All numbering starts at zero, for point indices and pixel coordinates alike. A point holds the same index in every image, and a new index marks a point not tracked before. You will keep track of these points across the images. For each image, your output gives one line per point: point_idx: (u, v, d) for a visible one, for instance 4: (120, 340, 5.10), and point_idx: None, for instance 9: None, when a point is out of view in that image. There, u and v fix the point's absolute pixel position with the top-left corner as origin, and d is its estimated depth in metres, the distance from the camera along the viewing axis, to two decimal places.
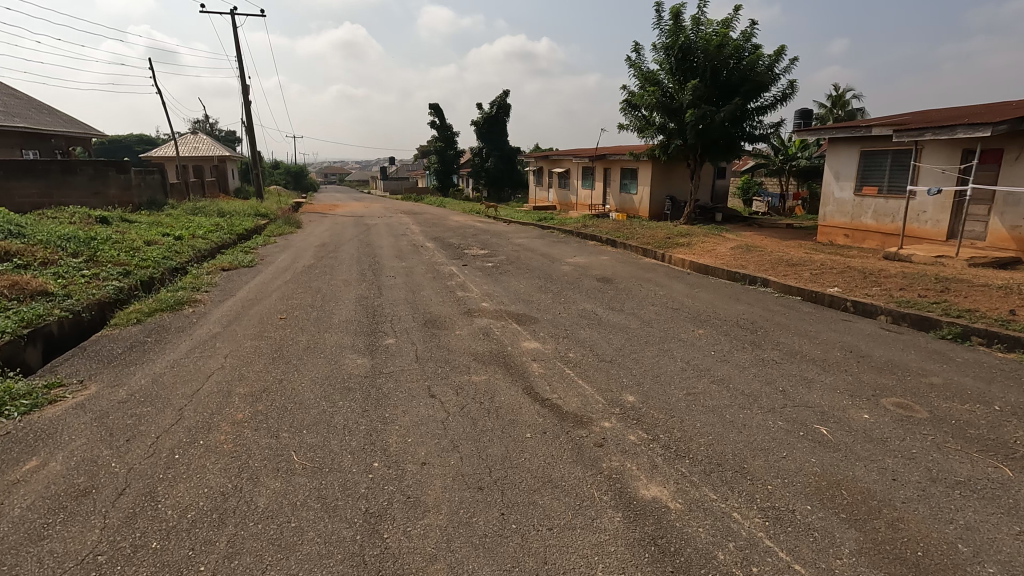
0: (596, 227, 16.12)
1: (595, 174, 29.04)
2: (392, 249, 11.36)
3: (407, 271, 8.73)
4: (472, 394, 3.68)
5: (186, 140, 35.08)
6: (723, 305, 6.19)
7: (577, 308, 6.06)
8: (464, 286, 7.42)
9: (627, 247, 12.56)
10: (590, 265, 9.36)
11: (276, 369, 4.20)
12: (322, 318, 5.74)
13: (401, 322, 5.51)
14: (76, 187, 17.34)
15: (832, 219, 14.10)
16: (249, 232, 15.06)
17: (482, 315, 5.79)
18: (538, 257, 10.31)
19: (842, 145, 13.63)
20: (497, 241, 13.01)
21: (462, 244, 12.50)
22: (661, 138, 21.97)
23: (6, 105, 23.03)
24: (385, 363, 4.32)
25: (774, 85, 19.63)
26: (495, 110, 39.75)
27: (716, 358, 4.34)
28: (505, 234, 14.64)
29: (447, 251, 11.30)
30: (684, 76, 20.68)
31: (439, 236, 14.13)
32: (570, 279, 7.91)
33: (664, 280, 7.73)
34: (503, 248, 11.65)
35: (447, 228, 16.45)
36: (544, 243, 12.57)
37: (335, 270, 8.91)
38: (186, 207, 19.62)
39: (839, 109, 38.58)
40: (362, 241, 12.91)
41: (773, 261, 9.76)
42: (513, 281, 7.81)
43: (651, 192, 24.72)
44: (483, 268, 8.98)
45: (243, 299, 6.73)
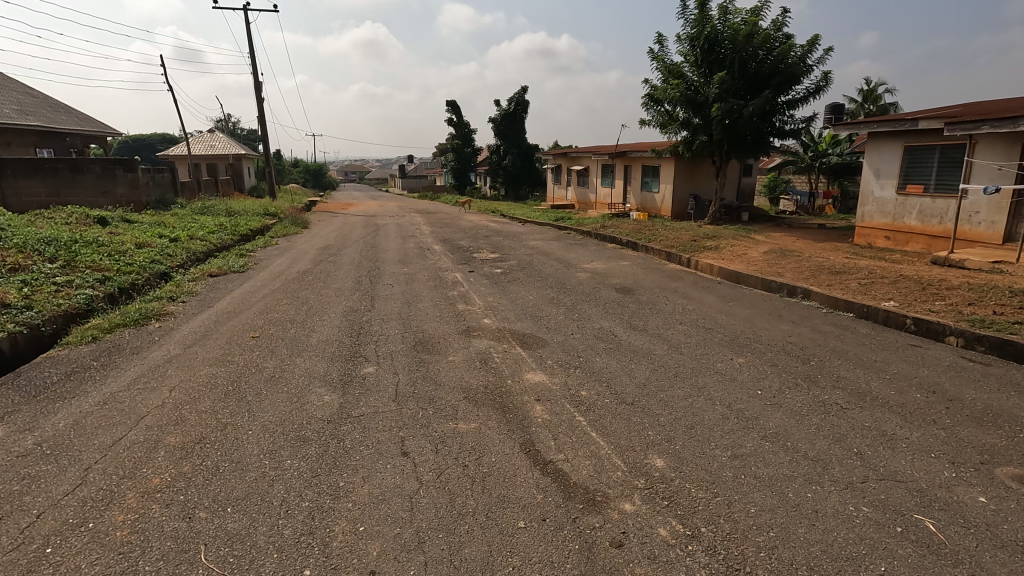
0: (617, 228, 15.23)
1: (615, 172, 28.05)
2: (397, 252, 10.66)
3: (408, 278, 8.02)
4: (454, 451, 2.90)
5: (203, 139, 35.03)
6: (763, 324, 5.32)
7: (592, 327, 5.25)
8: (466, 297, 6.67)
9: (649, 250, 11.67)
10: (608, 271, 8.53)
11: (224, 410, 3.46)
12: (299, 338, 5.01)
13: (388, 344, 4.76)
14: (83, 187, 17.02)
15: (871, 220, 12.95)
16: (252, 232, 14.51)
17: (483, 335, 5.02)
18: (551, 261, 9.52)
19: (885, 139, 12.45)
20: (509, 243, 12.22)
21: (472, 246, 11.78)
22: (684, 134, 20.93)
23: (21, 104, 22.95)
24: (357, 402, 3.56)
25: (807, 77, 18.43)
26: (512, 106, 39.02)
27: (764, 400, 3.49)
28: (518, 236, 13.84)
29: (455, 254, 10.56)
30: (710, 68, 19.62)
31: (449, 237, 13.41)
32: (586, 289, 7.09)
33: (692, 292, 6.87)
34: (515, 252, 10.87)
35: (459, 228, 15.72)
36: (560, 245, 11.75)
37: (330, 275, 8.25)
38: (196, 206, 19.24)
39: (871, 103, 36.90)
40: (367, 243, 12.25)
41: (812, 268, 8.78)
42: (522, 291, 7.04)
43: (674, 190, 23.68)
44: (491, 275, 8.23)
45: (220, 311, 6.07)
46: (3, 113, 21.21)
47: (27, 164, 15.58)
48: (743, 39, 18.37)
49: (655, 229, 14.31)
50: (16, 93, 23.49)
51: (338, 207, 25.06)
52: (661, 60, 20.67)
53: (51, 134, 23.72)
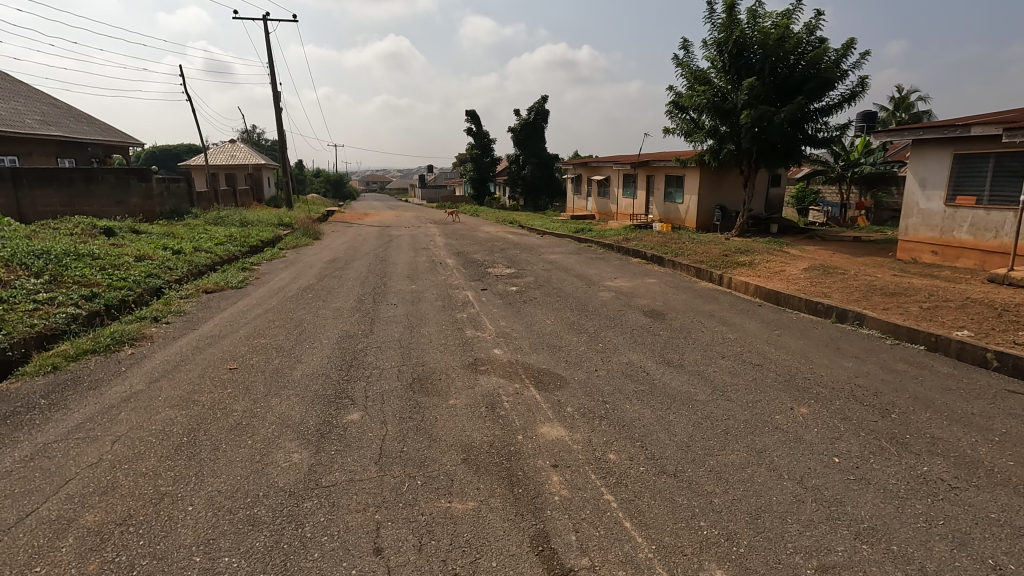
0: (641, 241, 14.47)
1: (637, 182, 27.27)
2: (407, 266, 10.06)
3: (415, 296, 7.39)
4: (444, 549, 2.19)
5: (224, 149, 35.20)
6: (819, 360, 4.54)
7: (617, 360, 4.54)
8: (477, 320, 6.01)
9: (676, 265, 10.88)
10: (633, 290, 7.80)
11: (167, 472, 2.82)
12: (282, 371, 4.38)
13: (381, 381, 4.09)
14: (97, 197, 16.87)
15: (915, 233, 11.82)
16: (261, 244, 14.08)
17: (492, 370, 4.33)
18: (571, 278, 8.82)
19: (931, 146, 11.34)
20: (526, 257, 11.54)
21: (487, 260, 11.14)
22: (711, 142, 20.09)
23: (44, 114, 23.13)
24: (332, 464, 2.88)
25: (842, 82, 17.48)
26: (532, 115, 38.59)
27: (845, 474, 2.71)
28: (536, 248, 13.16)
29: (468, 269, 9.92)
30: (738, 74, 18.80)
31: (463, 250, 12.79)
32: (610, 311, 6.37)
33: (730, 317, 6.11)
34: (532, 266, 10.20)
35: (474, 240, 15.09)
36: (580, 260, 11.05)
37: (333, 292, 7.68)
38: (209, 216, 18.99)
39: (902, 112, 35.55)
40: (377, 256, 11.68)
41: (861, 288, 7.90)
42: (538, 312, 6.35)
43: (699, 201, 22.80)
44: (505, 294, 7.57)
45: (204, 334, 5.50)
46: (25, 123, 21.34)
47: (42, 174, 15.46)
48: (774, 43, 17.53)
49: (681, 242, 13.50)
50: (40, 104, 23.70)
51: (353, 218, 24.71)
52: (686, 65, 19.95)
53: (73, 145, 23.85)
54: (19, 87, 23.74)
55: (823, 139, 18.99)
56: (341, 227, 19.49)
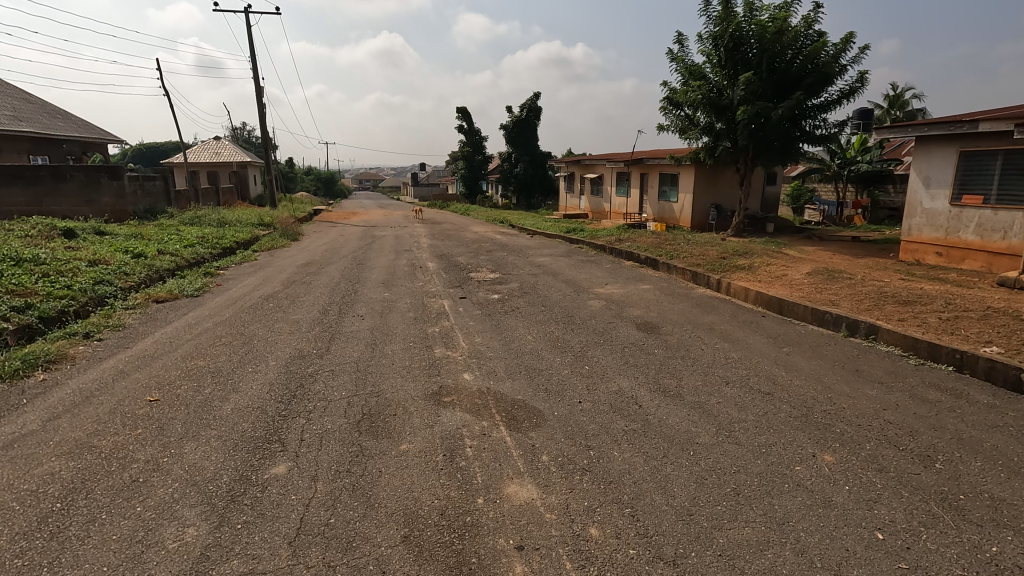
0: (635, 241, 13.89)
1: (631, 180, 26.69)
2: (384, 270, 9.42)
3: (387, 305, 6.75)
4: None
5: (208, 147, 34.36)
6: (837, 387, 3.93)
7: (605, 388, 3.90)
8: (450, 335, 5.36)
9: (671, 268, 10.28)
10: (626, 297, 7.20)
11: (15, 559, 2.17)
12: (210, 404, 3.71)
13: (325, 418, 3.44)
14: (66, 195, 16.12)
15: (918, 233, 11.20)
16: (235, 245, 13.38)
17: (460, 401, 3.69)
18: (559, 283, 8.21)
19: (935, 142, 10.69)
20: (513, 260, 10.90)
21: (473, 262, 10.54)
22: (706, 139, 19.51)
23: (16, 109, 22.28)
24: (233, 547, 2.23)
25: (841, 78, 16.91)
26: (525, 113, 37.97)
27: (894, 562, 2.09)
28: (524, 250, 12.52)
29: (449, 273, 9.29)
30: (735, 68, 18.21)
31: (448, 252, 12.14)
32: (599, 324, 5.75)
33: (731, 330, 5.51)
34: (519, 270, 9.59)
35: (461, 241, 14.45)
36: (570, 262, 10.47)
37: (300, 301, 7.04)
38: (186, 216, 18.23)
39: (897, 109, 35.13)
40: (355, 258, 11.02)
41: (870, 295, 7.31)
42: (519, 325, 5.72)
43: (694, 200, 22.25)
44: (486, 302, 6.94)
45: (138, 353, 4.84)
46: None
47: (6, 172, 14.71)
48: (771, 36, 16.94)
49: (677, 243, 12.90)
50: (11, 99, 22.81)
51: (339, 217, 24.01)
52: (681, 60, 19.35)
53: (46, 141, 23.00)
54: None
55: (821, 136, 18.44)
56: (325, 227, 18.81)
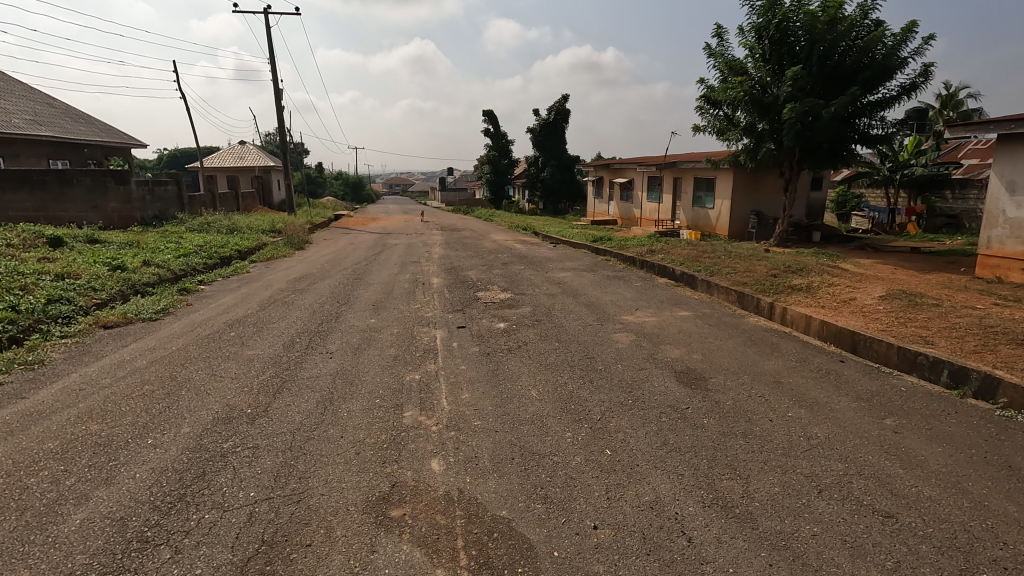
0: (668, 252, 12.50)
1: (664, 185, 25.15)
2: (381, 288, 8.31)
3: (369, 335, 5.59)
4: None
5: (233, 152, 34.23)
6: (993, 506, 2.54)
7: (633, 498, 2.61)
8: (430, 386, 4.14)
9: (713, 288, 8.87)
10: (661, 328, 5.88)
11: None
12: (54, 512, 2.55)
13: (199, 553, 2.24)
14: (72, 201, 15.65)
15: (999, 247, 9.47)
16: (234, 254, 12.52)
17: (413, 522, 2.43)
18: (579, 307, 6.94)
19: (1022, 140, 8.95)
20: (529, 275, 9.66)
21: (484, 278, 9.34)
22: (747, 140, 17.90)
23: (38, 113, 22.20)
24: None
25: (903, 71, 15.12)
26: (552, 116, 36.74)
27: None
28: (543, 263, 11.25)
29: (454, 292, 8.12)
30: (780, 62, 16.59)
31: (458, 264, 10.98)
32: (626, 372, 4.46)
33: (802, 386, 4.13)
34: (534, 288, 8.34)
35: (476, 251, 13.29)
36: (595, 279, 9.17)
37: (271, 328, 5.96)
38: (195, 222, 17.56)
39: (951, 109, 32.53)
40: (354, 272, 9.97)
41: (969, 330, 5.80)
42: (522, 371, 4.48)
43: (732, 206, 20.63)
44: (487, 333, 5.72)
45: (28, 408, 3.78)
46: (14, 122, 20.30)
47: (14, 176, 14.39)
48: (822, 26, 15.29)
49: (717, 257, 11.45)
50: (35, 103, 22.80)
51: (357, 223, 23.23)
52: (720, 55, 17.81)
53: (67, 145, 22.88)
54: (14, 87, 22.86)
55: (877, 136, 16.62)
56: (338, 234, 17.94)
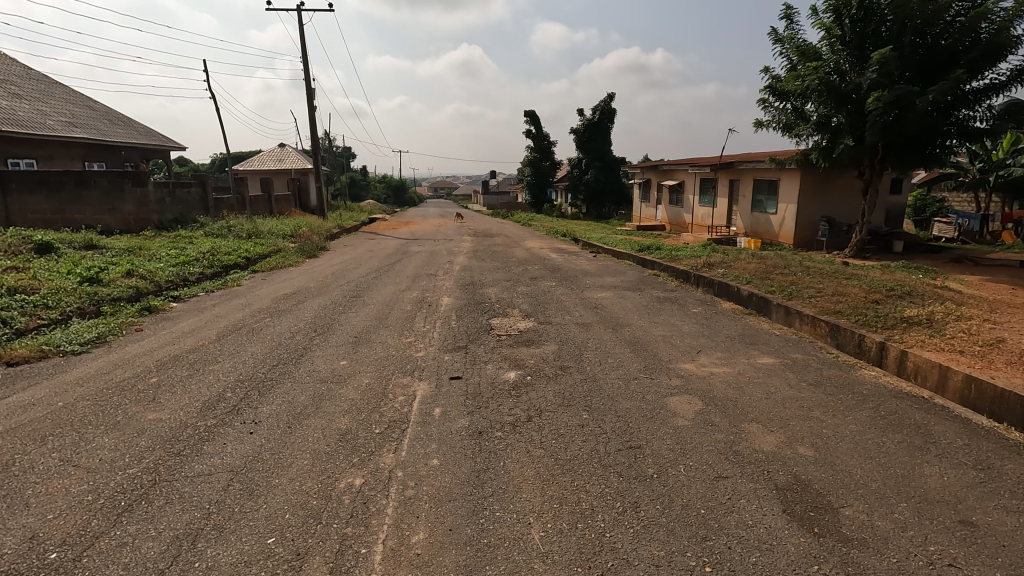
0: (729, 266, 10.56)
1: (719, 187, 22.96)
2: (377, 310, 6.86)
3: (325, 392, 4.05)
4: None
5: (271, 155, 34.08)
6: None
7: None
8: (371, 506, 2.54)
9: (794, 315, 6.98)
10: (737, 389, 4.11)
11: None
12: None
13: None
14: (89, 203, 15.05)
15: None
16: (237, 263, 11.42)
17: None
18: (620, 347, 5.23)
19: None
20: (560, 294, 8.04)
21: (504, 298, 7.75)
22: (819, 136, 15.59)
23: (74, 115, 22.12)
24: None
25: (1019, 50, 12.54)
26: (597, 116, 34.88)
27: None
28: (579, 279, 9.55)
29: (464, 317, 6.58)
30: (863, 44, 14.26)
31: (479, 279, 9.46)
32: (693, 482, 2.75)
33: (1019, 541, 2.31)
34: (562, 313, 6.69)
35: (503, 262, 11.75)
36: (641, 302, 7.41)
37: (211, 372, 4.54)
38: (215, 225, 16.79)
39: None
40: (356, 287, 8.60)
41: None
42: (525, 476, 2.82)
43: (799, 211, 18.27)
44: (488, 390, 4.09)
45: None
46: (50, 123, 20.19)
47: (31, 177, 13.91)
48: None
49: (791, 272, 9.47)
50: (73, 106, 22.82)
51: (386, 228, 22.19)
52: (789, 39, 15.64)
53: (103, 148, 22.77)
54: (54, 90, 22.96)
55: (981, 129, 14.00)
56: (361, 240, 16.76)
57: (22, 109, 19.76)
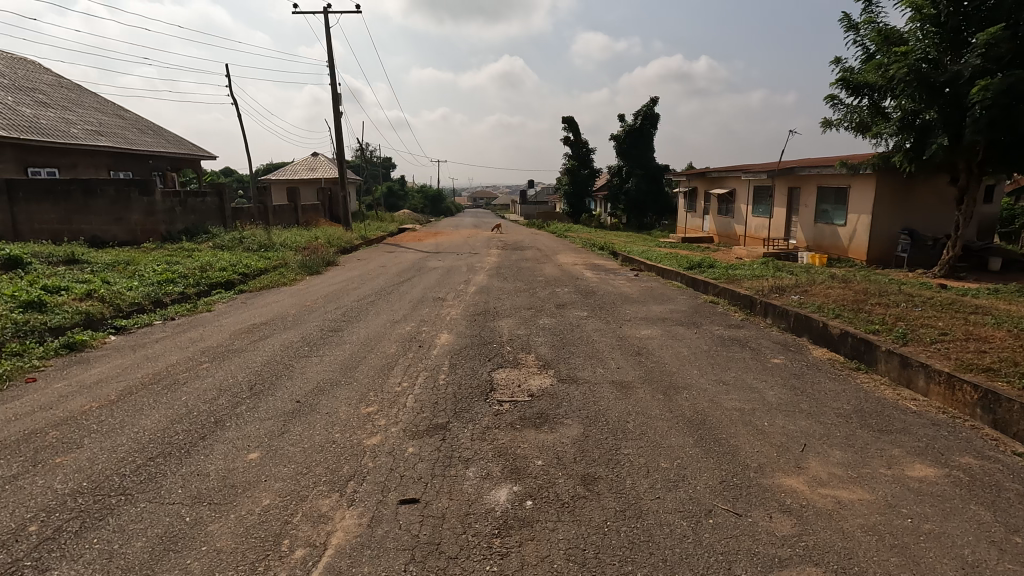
0: (805, 291, 8.55)
1: (777, 196, 20.67)
2: (352, 353, 5.29)
3: (183, 532, 2.42)
4: None
5: (303, 165, 33.56)
6: None
7: None
8: None
9: (919, 370, 5.01)
10: (899, 554, 2.27)
11: None
12: None
13: None
14: (96, 213, 14.15)
15: None
16: (228, 281, 10.13)
17: None
18: (675, 434, 3.44)
19: None
20: (592, 330, 6.31)
21: (520, 335, 6.06)
22: (903, 136, 13.02)
23: (101, 124, 21.79)
24: None
25: None
26: (639, 121, 32.83)
27: None
28: (617, 307, 7.74)
29: (462, 365, 4.95)
30: (968, 24, 11.54)
31: (496, 305, 7.82)
32: None
33: None
34: (593, 364, 4.93)
35: (529, 282, 10.06)
36: (700, 346, 5.57)
37: (51, 469, 2.99)
38: (228, 237, 15.79)
39: None
40: (344, 316, 7.09)
41: None
42: None
43: (875, 222, 15.90)
44: (453, 538, 2.38)
45: None
46: (73, 132, 19.77)
47: None
48: None
49: (891, 302, 7.44)
50: (101, 115, 22.55)
51: (412, 240, 20.93)
52: (867, 23, 13.43)
53: (130, 156, 22.36)
54: (84, 99, 22.74)
55: None
56: (379, 253, 15.38)
57: (46, 117, 19.40)
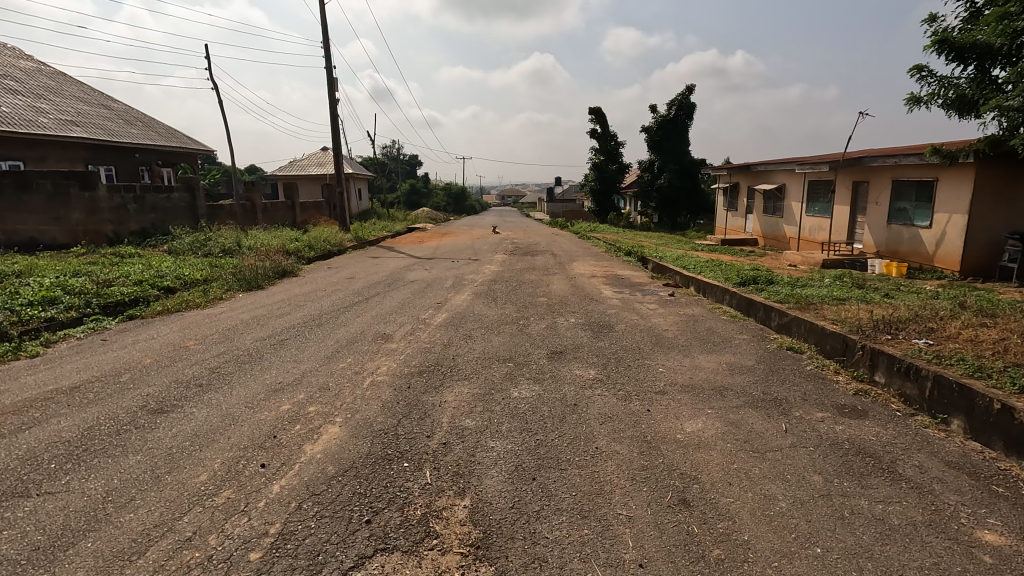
0: (930, 331, 5.63)
1: (840, 192, 17.38)
2: (113, 488, 2.70)
3: None
4: None
5: (310, 161, 31.51)
6: None
7: None
8: None
9: None
10: None
11: None
12: None
13: None
14: (30, 211, 11.96)
15: None
16: (133, 300, 7.74)
17: None
18: None
19: None
20: (596, 419, 3.60)
21: (465, 432, 3.38)
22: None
23: (79, 113, 19.98)
24: None
25: None
26: (673, 110, 29.63)
27: None
28: (644, 359, 4.98)
29: (297, 539, 2.30)
30: None
31: (456, 353, 5.14)
32: None
33: None
34: (582, 553, 2.22)
35: (524, 307, 7.37)
36: (806, 482, 2.80)
37: None
38: (190, 238, 13.55)
39: None
40: (212, 374, 4.52)
41: None
42: None
43: (972, 224, 12.65)
44: None
45: None
46: (42, 121, 17.85)
47: None
48: None
49: None
50: (82, 104, 20.76)
51: (410, 243, 18.55)
52: None
53: (111, 149, 20.48)
54: (64, 87, 20.98)
55: None
56: (360, 260, 12.92)
57: (11, 106, 17.55)
